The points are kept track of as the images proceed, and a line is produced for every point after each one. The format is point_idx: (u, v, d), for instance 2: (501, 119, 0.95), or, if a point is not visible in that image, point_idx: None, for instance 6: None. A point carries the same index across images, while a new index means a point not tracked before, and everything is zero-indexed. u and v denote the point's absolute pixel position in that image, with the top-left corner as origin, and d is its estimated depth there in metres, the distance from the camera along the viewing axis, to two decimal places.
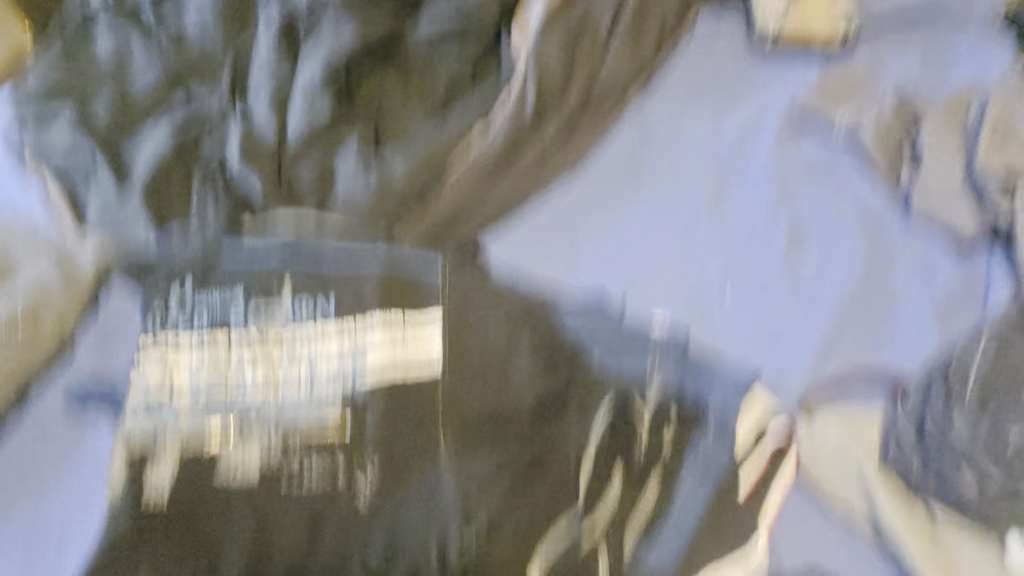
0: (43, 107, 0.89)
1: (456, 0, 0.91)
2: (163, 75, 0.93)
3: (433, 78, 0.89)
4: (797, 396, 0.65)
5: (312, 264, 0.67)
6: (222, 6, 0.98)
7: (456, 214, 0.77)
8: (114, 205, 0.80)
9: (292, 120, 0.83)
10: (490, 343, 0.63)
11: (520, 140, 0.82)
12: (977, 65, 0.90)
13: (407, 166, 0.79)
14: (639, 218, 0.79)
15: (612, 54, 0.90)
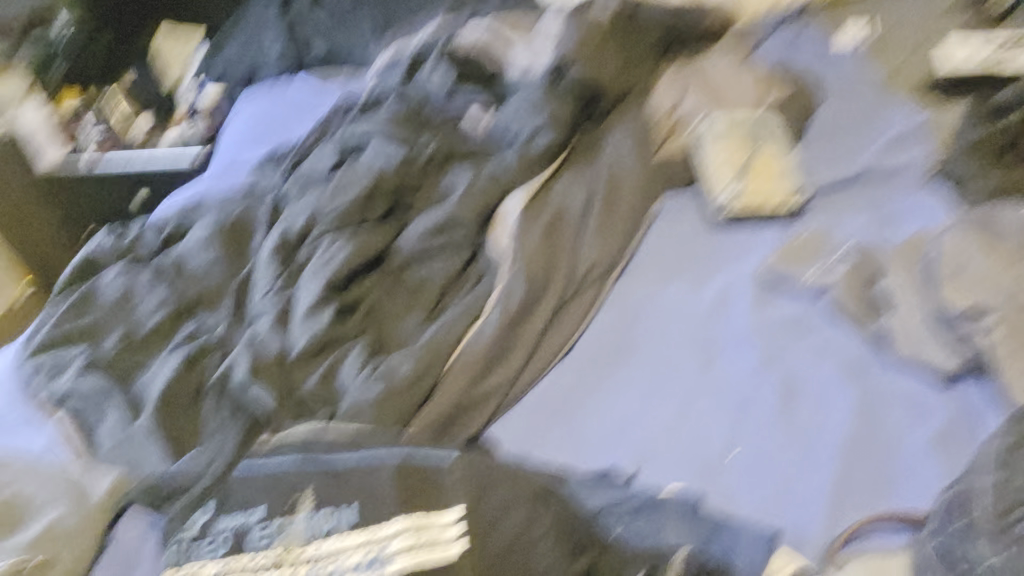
0: (57, 353, 0.95)
1: (440, 212, 0.99)
2: (169, 309, 0.99)
3: (425, 287, 0.94)
4: (818, 555, 0.66)
5: (328, 473, 0.67)
6: (222, 241, 1.06)
7: (462, 412, 0.80)
8: (131, 442, 0.82)
9: (295, 338, 0.87)
10: (508, 533, 0.63)
11: (513, 330, 0.86)
12: (922, 214, 0.97)
13: (409, 363, 0.81)
14: (634, 394, 0.82)
15: (589, 236, 0.96)
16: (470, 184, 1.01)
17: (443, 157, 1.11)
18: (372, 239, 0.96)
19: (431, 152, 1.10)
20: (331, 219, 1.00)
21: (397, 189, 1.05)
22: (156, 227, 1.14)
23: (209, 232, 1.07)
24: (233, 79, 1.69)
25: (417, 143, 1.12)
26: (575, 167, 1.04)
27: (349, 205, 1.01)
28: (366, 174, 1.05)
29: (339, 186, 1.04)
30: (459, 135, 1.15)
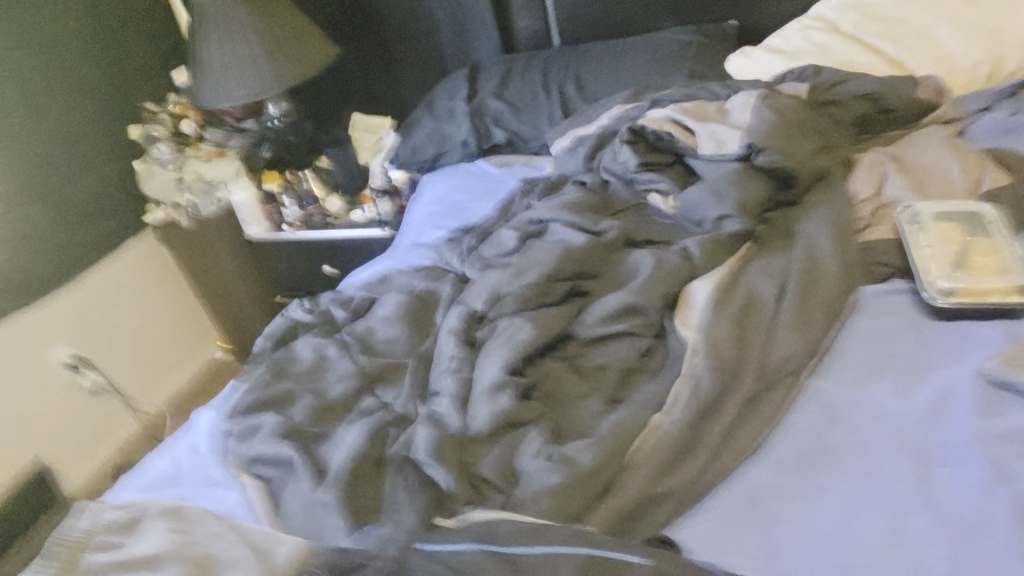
0: (250, 417, 1.00)
1: (622, 297, 0.97)
2: (354, 382, 1.02)
3: (605, 371, 0.92)
4: None
5: (509, 566, 0.64)
6: (407, 318, 1.10)
7: (647, 508, 0.75)
8: (311, 512, 0.84)
9: (473, 418, 0.86)
10: None
11: (700, 425, 0.81)
12: None
13: (590, 454, 0.77)
14: (838, 503, 0.74)
15: (783, 326, 0.89)
16: (655, 269, 0.99)
17: (624, 242, 1.10)
18: (555, 319, 0.97)
19: (612, 235, 1.09)
20: (510, 301, 1.00)
21: (577, 271, 1.04)
22: (345, 301, 1.20)
23: (394, 308, 1.11)
24: (419, 163, 1.78)
25: (596, 225, 1.11)
26: (764, 254, 1.00)
27: (529, 287, 1.01)
28: (547, 258, 1.04)
29: (523, 268, 1.04)
30: (643, 217, 1.17)
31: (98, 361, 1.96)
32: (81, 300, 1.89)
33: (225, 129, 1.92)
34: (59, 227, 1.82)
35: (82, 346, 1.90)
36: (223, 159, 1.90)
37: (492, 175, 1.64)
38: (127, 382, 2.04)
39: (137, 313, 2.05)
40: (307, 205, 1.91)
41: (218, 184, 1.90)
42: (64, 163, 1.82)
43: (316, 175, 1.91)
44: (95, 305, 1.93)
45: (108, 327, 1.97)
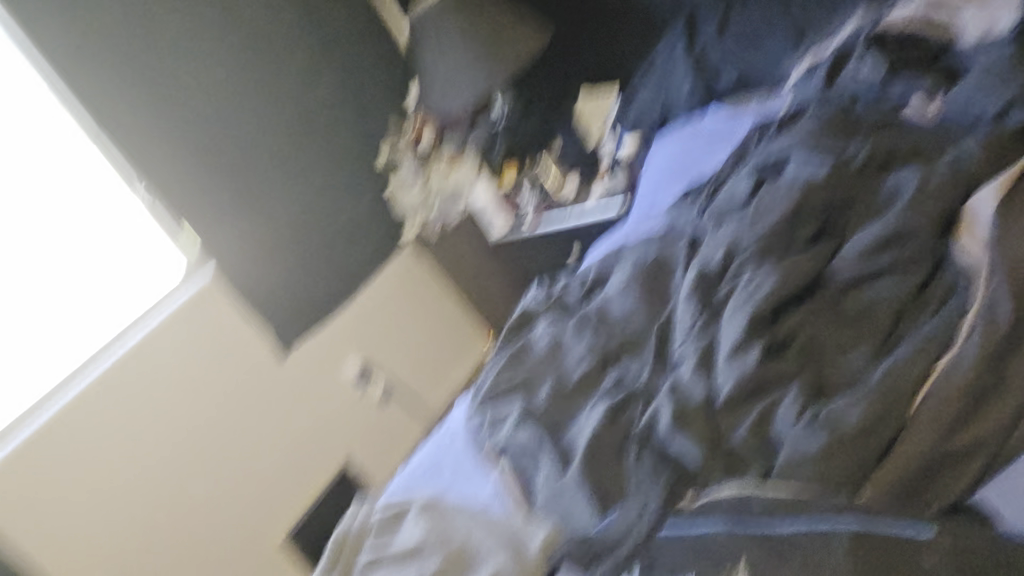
0: (497, 407, 1.00)
1: (882, 225, 0.82)
2: (594, 359, 0.99)
3: (871, 314, 0.78)
4: None
5: None
6: (641, 285, 1.03)
7: (940, 466, 0.62)
8: (562, 497, 0.79)
9: (720, 384, 0.78)
10: None
11: (1001, 362, 0.64)
12: None
13: (857, 412, 0.65)
14: None
15: None
16: (919, 188, 0.82)
17: (880, 163, 0.92)
18: (801, 264, 0.84)
19: (862, 159, 0.92)
20: (750, 251, 0.90)
21: (826, 207, 0.91)
22: (580, 281, 1.17)
23: (627, 279, 1.06)
24: (648, 124, 1.66)
25: (843, 151, 0.95)
26: None
27: (771, 233, 0.90)
28: (790, 196, 0.92)
29: (759, 212, 0.94)
30: (905, 130, 0.96)
31: (385, 364, 1.85)
32: (369, 301, 1.84)
33: (460, 138, 1.87)
34: (304, 216, 1.76)
35: (371, 355, 1.82)
36: (461, 163, 1.87)
37: (725, 121, 1.48)
38: (413, 384, 1.90)
39: (421, 317, 1.96)
40: (546, 191, 1.82)
41: (463, 190, 1.87)
42: (292, 154, 1.72)
43: (552, 164, 1.84)
44: (383, 309, 1.87)
45: (392, 332, 1.88)
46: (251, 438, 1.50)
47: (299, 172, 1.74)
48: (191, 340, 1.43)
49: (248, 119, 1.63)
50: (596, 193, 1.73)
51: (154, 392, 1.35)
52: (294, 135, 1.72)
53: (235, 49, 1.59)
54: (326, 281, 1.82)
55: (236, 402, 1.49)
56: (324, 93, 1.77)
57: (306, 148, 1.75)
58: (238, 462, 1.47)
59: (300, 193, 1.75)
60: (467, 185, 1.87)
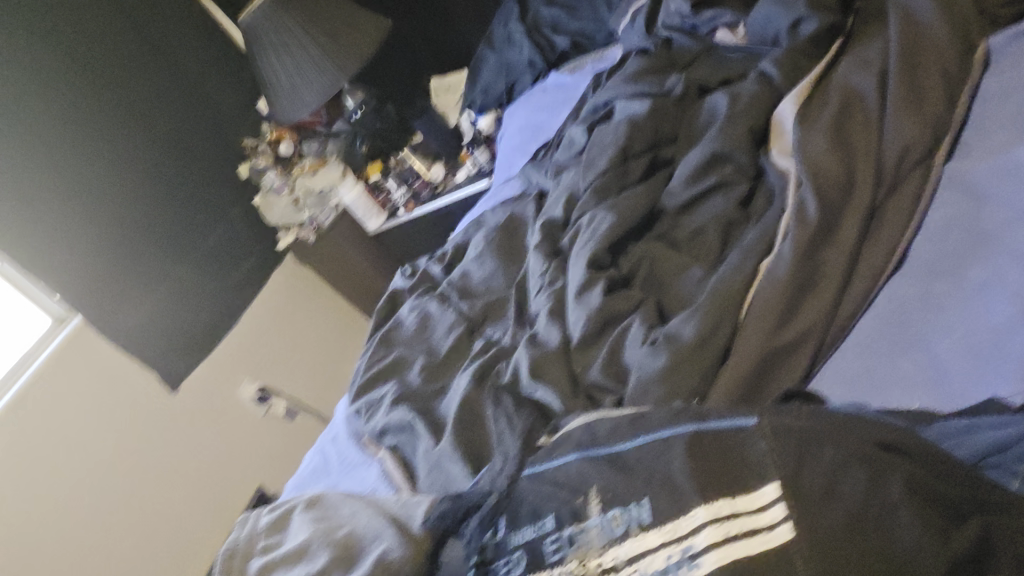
0: (371, 393, 0.98)
1: (703, 148, 0.84)
2: (461, 329, 0.98)
3: (703, 235, 0.81)
4: None
5: (613, 466, 0.56)
6: (496, 250, 1.04)
7: (775, 361, 0.65)
8: (441, 466, 0.81)
9: (572, 326, 0.79)
10: (850, 506, 0.46)
11: (816, 253, 0.68)
12: None
13: (692, 324, 0.67)
14: (1010, 288, 0.59)
15: (892, 115, 0.73)
16: (730, 108, 0.85)
17: (697, 92, 0.97)
18: (636, 199, 0.86)
19: (681, 90, 0.96)
20: (589, 196, 0.91)
21: (653, 138, 0.93)
22: (440, 255, 1.16)
23: (482, 246, 1.06)
24: (495, 100, 1.69)
25: (663, 85, 0.98)
26: (858, 45, 0.83)
27: (604, 175, 0.91)
28: (618, 134, 0.93)
29: (590, 157, 0.94)
30: (718, 59, 1.02)
31: (279, 385, 1.83)
32: (256, 324, 1.80)
33: (320, 139, 1.82)
34: (173, 238, 1.66)
35: (266, 379, 1.79)
36: (325, 167, 1.82)
37: (567, 85, 1.50)
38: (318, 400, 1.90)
39: (308, 331, 1.94)
40: (411, 182, 1.79)
41: (329, 193, 1.83)
42: (148, 179, 1.61)
43: (415, 153, 1.81)
44: (272, 330, 1.84)
45: (283, 354, 1.85)
46: (157, 473, 1.49)
47: (159, 196, 1.63)
48: (76, 385, 1.41)
49: (100, 136, 1.53)
50: (460, 178, 1.74)
51: (56, 446, 1.34)
52: (145, 160, 1.61)
53: (58, 83, 1.45)
54: (212, 304, 1.71)
55: (137, 445, 1.48)
56: (165, 108, 1.65)
57: (161, 170, 1.64)
58: (149, 497, 1.47)
59: (163, 218, 1.64)
60: (334, 187, 1.83)
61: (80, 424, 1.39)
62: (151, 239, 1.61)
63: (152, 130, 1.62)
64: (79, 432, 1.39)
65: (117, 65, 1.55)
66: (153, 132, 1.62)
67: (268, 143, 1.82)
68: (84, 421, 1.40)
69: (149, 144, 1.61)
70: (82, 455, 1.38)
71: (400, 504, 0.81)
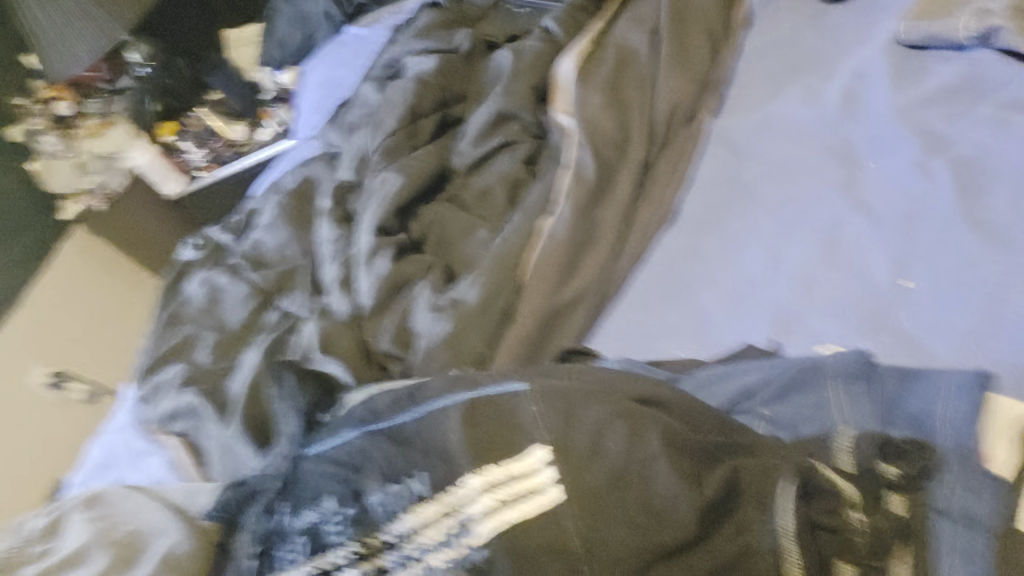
0: (155, 376, 0.90)
1: (489, 106, 0.84)
2: (253, 302, 0.92)
3: (491, 194, 0.80)
4: None
5: (392, 441, 0.54)
6: (288, 217, 0.98)
7: (555, 321, 0.66)
8: (232, 449, 0.76)
9: (361, 294, 0.76)
10: (614, 461, 0.47)
11: (591, 211, 0.69)
12: None
13: (474, 289, 0.66)
14: (762, 240, 0.64)
15: (663, 71, 0.75)
16: (513, 65, 0.85)
17: (484, 48, 0.96)
18: (423, 160, 0.83)
19: (469, 45, 0.94)
20: (378, 156, 0.86)
21: (441, 97, 0.91)
22: (229, 224, 1.08)
23: (272, 212, 0.99)
24: (294, 54, 1.52)
25: (450, 42, 0.96)
26: (635, 2, 0.84)
27: (392, 135, 0.87)
28: (404, 92, 0.89)
29: (376, 115, 0.89)
30: (507, 16, 1.01)
31: (84, 369, 1.58)
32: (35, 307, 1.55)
33: (104, 98, 1.60)
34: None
35: (63, 362, 1.55)
36: (111, 129, 1.58)
37: (365, 38, 1.38)
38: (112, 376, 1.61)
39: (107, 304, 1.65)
40: (211, 142, 1.56)
41: (116, 156, 1.56)
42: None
43: (214, 112, 1.59)
44: (65, 308, 1.59)
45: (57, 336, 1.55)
46: None
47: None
48: None
49: None
50: (263, 136, 1.53)
51: None
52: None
53: None
54: None
55: None
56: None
57: None
58: None
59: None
60: (121, 150, 1.57)
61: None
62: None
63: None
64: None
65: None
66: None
67: (49, 103, 1.60)
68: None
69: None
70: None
71: (185, 495, 0.75)
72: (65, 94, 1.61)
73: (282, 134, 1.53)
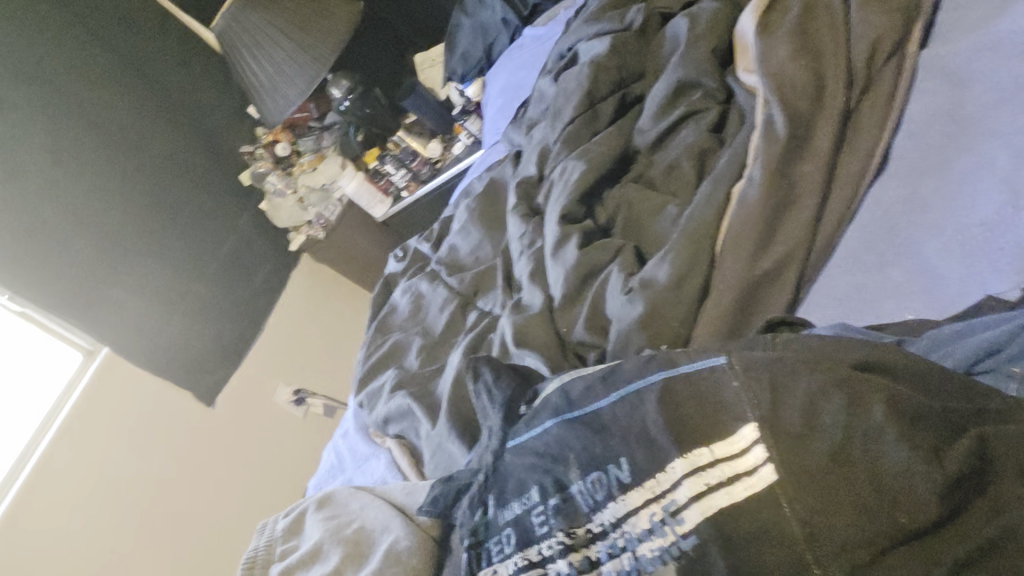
0: (372, 383, 0.95)
1: (667, 77, 0.80)
2: (453, 305, 0.93)
3: (678, 168, 0.76)
4: None
5: (590, 428, 0.52)
6: (480, 218, 0.98)
7: (756, 293, 0.61)
8: (443, 447, 0.77)
9: (553, 285, 0.75)
10: (834, 436, 0.42)
11: (788, 169, 0.63)
12: None
13: (665, 266, 0.63)
14: (997, 173, 0.54)
15: (859, 8, 0.67)
16: (689, 30, 0.80)
17: (658, 20, 0.91)
18: (606, 143, 0.81)
19: (642, 21, 0.90)
20: (560, 147, 0.86)
21: (618, 77, 0.88)
22: (428, 233, 1.11)
23: (464, 216, 1.00)
24: (476, 66, 1.48)
25: (622, 21, 0.92)
26: None
27: (573, 123, 0.86)
28: (580, 78, 0.87)
29: (556, 108, 0.89)
30: None
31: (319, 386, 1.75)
32: (275, 332, 1.70)
33: (315, 134, 1.69)
34: (180, 254, 1.57)
35: (300, 381, 1.70)
36: (324, 162, 1.68)
37: (542, 37, 1.28)
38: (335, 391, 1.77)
39: (326, 322, 1.82)
40: (408, 162, 1.61)
41: (331, 187, 1.67)
42: (139, 196, 1.52)
43: (409, 132, 1.61)
44: (294, 331, 1.74)
45: (292, 356, 1.71)
46: (206, 486, 1.43)
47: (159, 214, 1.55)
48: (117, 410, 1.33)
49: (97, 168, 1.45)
50: (458, 151, 1.54)
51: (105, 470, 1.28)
52: (140, 180, 1.52)
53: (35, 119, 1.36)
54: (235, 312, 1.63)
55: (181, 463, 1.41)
56: (150, 128, 1.56)
57: (163, 190, 1.56)
58: (200, 514, 1.39)
59: (165, 240, 1.55)
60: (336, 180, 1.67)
61: (127, 455, 1.32)
62: (162, 258, 1.53)
63: (136, 150, 1.53)
64: (132, 469, 1.32)
65: (92, 89, 1.47)
66: (143, 157, 1.54)
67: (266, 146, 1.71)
68: (133, 454, 1.33)
69: (142, 169, 1.53)
70: (141, 491, 1.32)
71: (405, 492, 0.77)
72: (280, 137, 1.69)
73: (474, 147, 1.52)
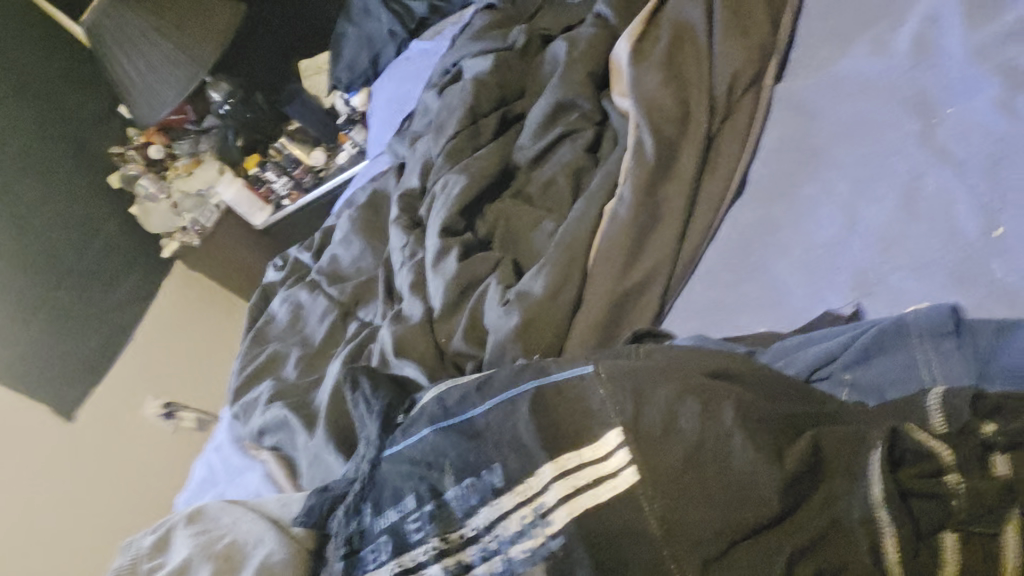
0: (248, 394, 0.93)
1: (546, 98, 0.82)
2: (334, 315, 0.93)
3: (555, 186, 0.79)
4: None
5: (464, 435, 0.53)
6: (361, 229, 0.97)
7: (623, 307, 0.64)
8: (321, 458, 0.77)
9: (433, 297, 0.76)
10: (689, 438, 0.45)
11: (655, 190, 0.67)
12: None
13: (541, 279, 0.65)
14: (837, 201, 0.61)
15: (721, 41, 0.72)
16: (568, 52, 0.84)
17: (539, 42, 0.94)
18: (487, 158, 0.83)
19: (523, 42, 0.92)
20: (442, 160, 0.86)
21: (500, 95, 0.90)
22: (309, 243, 1.10)
23: (345, 226, 1.00)
24: (362, 76, 1.46)
25: (504, 41, 0.94)
26: None
27: (455, 138, 0.87)
28: (463, 93, 0.89)
29: (439, 122, 0.90)
30: (561, 6, 0.97)
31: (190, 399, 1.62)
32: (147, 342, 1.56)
33: (191, 137, 1.57)
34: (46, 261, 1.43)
35: (174, 393, 1.58)
36: (201, 166, 1.57)
37: (430, 52, 1.29)
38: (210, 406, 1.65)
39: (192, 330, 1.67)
40: (290, 170, 1.52)
41: (207, 194, 1.56)
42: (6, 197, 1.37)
43: (292, 140, 1.53)
44: (163, 345, 1.59)
45: (165, 366, 1.58)
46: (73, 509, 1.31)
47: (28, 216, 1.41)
48: None
49: None
50: (343, 160, 1.50)
51: None
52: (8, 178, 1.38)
53: None
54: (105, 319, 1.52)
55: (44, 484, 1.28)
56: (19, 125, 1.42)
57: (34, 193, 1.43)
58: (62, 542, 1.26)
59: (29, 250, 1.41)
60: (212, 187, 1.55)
61: None
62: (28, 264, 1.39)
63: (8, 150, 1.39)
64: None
65: None
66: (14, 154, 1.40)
67: (137, 148, 1.58)
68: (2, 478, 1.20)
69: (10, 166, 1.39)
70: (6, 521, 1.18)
71: (279, 505, 0.76)
72: (154, 138, 1.57)
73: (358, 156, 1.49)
